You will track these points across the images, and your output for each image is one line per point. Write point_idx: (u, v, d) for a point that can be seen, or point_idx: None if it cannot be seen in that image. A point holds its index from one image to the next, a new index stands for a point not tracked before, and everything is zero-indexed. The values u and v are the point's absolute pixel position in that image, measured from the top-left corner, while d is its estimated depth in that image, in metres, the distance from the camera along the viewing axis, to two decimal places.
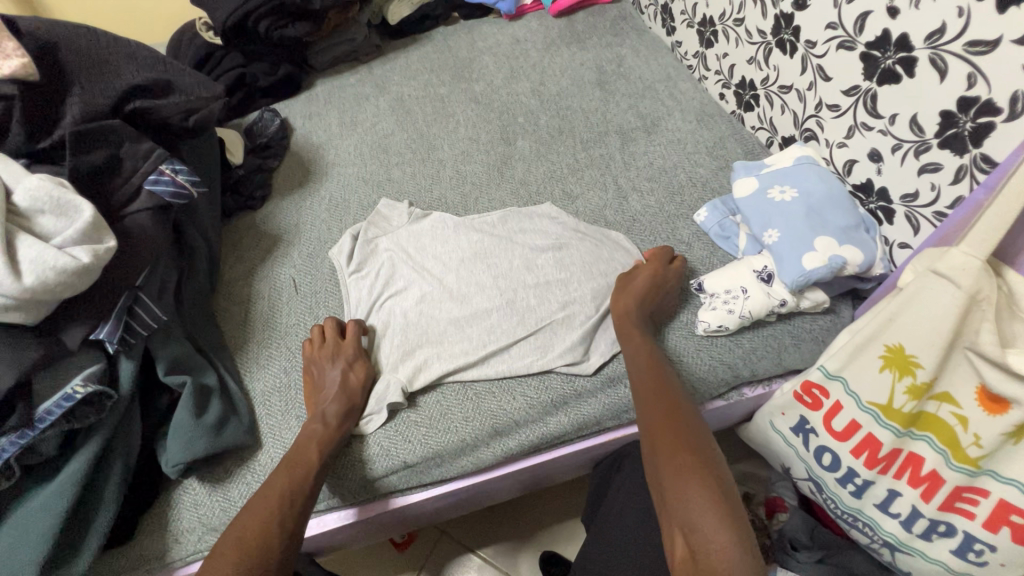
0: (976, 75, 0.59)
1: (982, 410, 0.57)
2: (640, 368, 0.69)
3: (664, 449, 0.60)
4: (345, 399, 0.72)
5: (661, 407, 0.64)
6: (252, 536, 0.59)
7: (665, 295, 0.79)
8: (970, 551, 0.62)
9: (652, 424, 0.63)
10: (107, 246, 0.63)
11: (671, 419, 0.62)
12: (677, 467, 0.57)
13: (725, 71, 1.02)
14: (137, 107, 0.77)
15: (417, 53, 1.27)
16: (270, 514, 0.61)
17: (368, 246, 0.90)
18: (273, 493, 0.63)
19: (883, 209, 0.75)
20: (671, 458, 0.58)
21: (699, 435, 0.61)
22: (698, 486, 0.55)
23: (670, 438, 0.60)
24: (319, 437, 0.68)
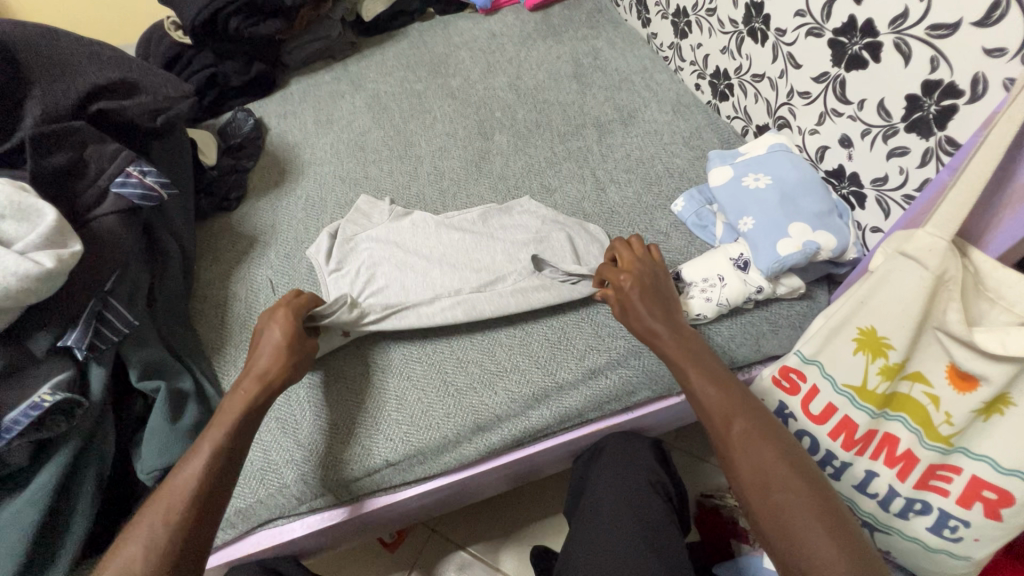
0: (938, 58, 0.59)
1: (952, 388, 0.58)
2: (705, 381, 0.62)
3: (760, 473, 0.55)
4: (263, 363, 0.67)
5: (746, 431, 0.57)
6: (176, 481, 0.57)
7: (671, 287, 0.73)
8: (945, 528, 0.63)
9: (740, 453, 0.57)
10: (71, 251, 0.61)
11: (761, 445, 0.56)
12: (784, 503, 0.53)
13: (700, 61, 1.02)
14: (103, 108, 0.76)
15: (392, 49, 1.25)
16: (198, 456, 0.59)
17: (346, 245, 0.88)
18: (206, 436, 0.60)
19: (855, 194, 0.76)
20: (776, 496, 0.53)
21: (790, 460, 0.56)
22: (818, 533, 0.50)
23: (766, 473, 0.55)
24: (247, 380, 0.66)
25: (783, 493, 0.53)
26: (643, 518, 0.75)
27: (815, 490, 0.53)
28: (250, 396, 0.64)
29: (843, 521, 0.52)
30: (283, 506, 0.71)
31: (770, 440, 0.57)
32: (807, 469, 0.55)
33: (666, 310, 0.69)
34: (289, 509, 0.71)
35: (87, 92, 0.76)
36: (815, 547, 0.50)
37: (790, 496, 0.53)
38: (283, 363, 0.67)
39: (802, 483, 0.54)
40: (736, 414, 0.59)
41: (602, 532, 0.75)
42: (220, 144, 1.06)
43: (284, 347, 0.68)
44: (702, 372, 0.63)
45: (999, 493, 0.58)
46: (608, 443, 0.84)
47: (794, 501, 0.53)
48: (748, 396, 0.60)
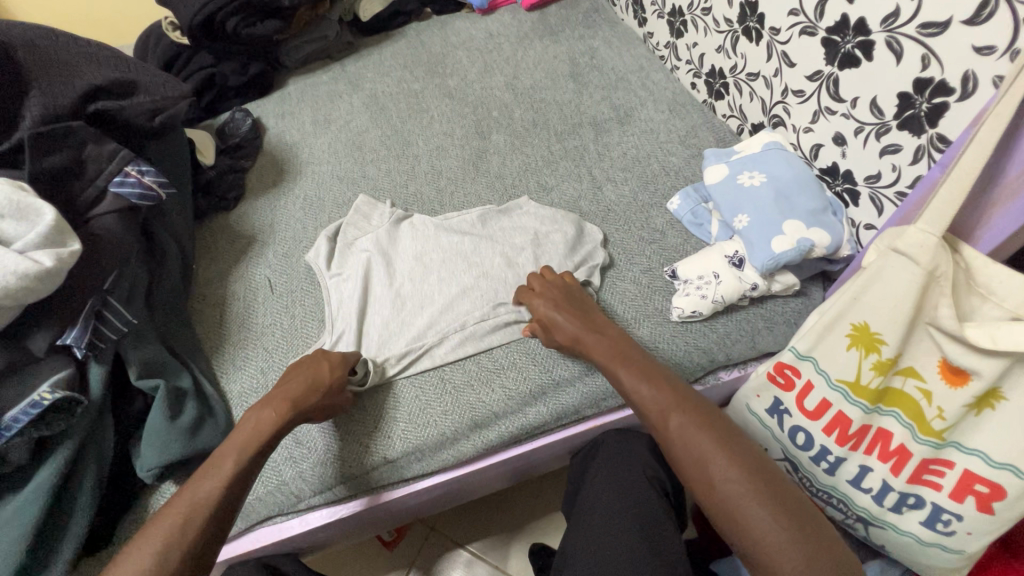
0: (929, 56, 0.60)
1: (944, 382, 0.58)
2: (637, 379, 0.64)
3: (703, 465, 0.56)
4: (305, 391, 0.68)
5: (682, 424, 0.59)
6: (193, 496, 0.57)
7: (583, 297, 0.77)
8: (938, 522, 0.64)
9: (680, 447, 0.58)
10: (70, 250, 0.62)
11: (698, 436, 0.57)
12: (729, 489, 0.54)
13: (696, 60, 1.03)
14: (101, 108, 0.77)
15: (390, 49, 1.26)
16: (210, 480, 0.59)
17: (346, 249, 0.89)
18: (227, 454, 0.62)
19: (849, 192, 0.76)
20: (717, 484, 0.54)
21: (729, 445, 0.57)
22: (763, 513, 0.52)
23: (707, 464, 0.56)
24: (281, 401, 0.66)
25: (723, 479, 0.54)
26: (639, 514, 0.75)
27: (756, 471, 0.55)
28: (281, 418, 0.65)
29: (782, 497, 0.53)
30: (282, 503, 0.72)
31: (706, 427, 0.58)
32: (746, 452, 0.57)
33: (584, 320, 0.72)
34: (288, 507, 0.72)
35: (85, 92, 0.76)
36: (762, 528, 0.51)
37: (732, 482, 0.54)
38: (322, 397, 0.68)
39: (741, 466, 0.55)
40: (671, 408, 0.60)
41: (599, 529, 0.75)
42: (219, 144, 1.07)
43: (330, 385, 0.69)
44: (632, 371, 0.65)
45: (991, 487, 0.58)
46: (605, 440, 0.85)
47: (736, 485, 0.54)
48: (679, 389, 0.62)
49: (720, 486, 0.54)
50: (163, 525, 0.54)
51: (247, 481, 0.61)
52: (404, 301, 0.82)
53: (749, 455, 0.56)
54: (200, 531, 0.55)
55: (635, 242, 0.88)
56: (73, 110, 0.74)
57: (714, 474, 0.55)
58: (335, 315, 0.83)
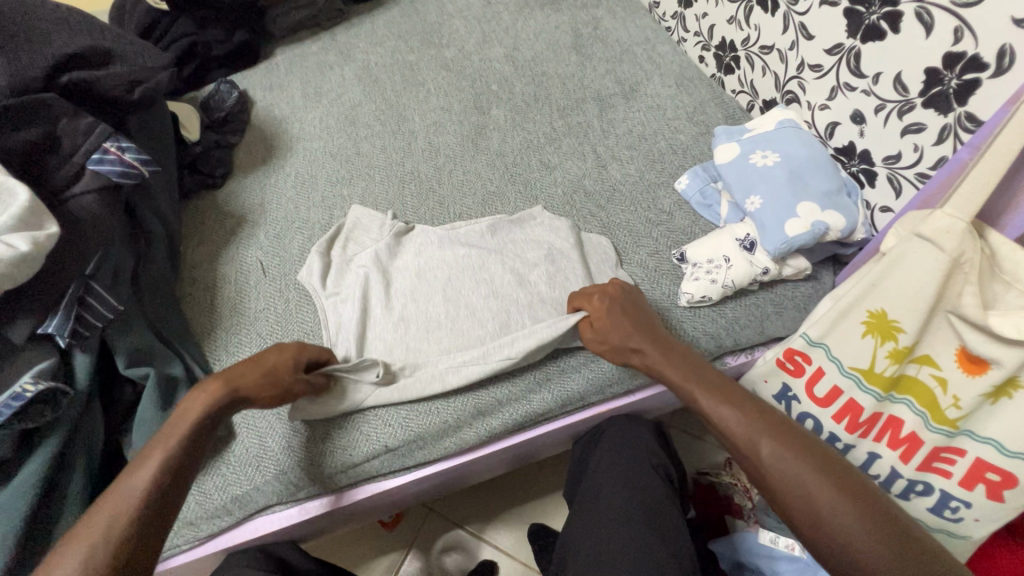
0: (963, 29, 0.56)
1: (961, 371, 0.57)
2: (712, 400, 0.60)
3: (810, 502, 0.52)
4: (243, 367, 0.63)
5: (770, 451, 0.55)
6: (118, 498, 0.54)
7: (644, 305, 0.70)
8: (946, 508, 0.63)
9: (773, 473, 0.54)
10: (47, 232, 0.58)
11: (785, 459, 0.54)
12: (843, 529, 0.50)
13: (705, 32, 0.99)
14: (75, 79, 0.71)
15: (383, 17, 1.19)
16: (141, 470, 0.55)
17: (343, 265, 0.82)
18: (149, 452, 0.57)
19: (865, 172, 0.73)
20: (819, 511, 0.51)
21: (831, 475, 0.53)
22: (877, 550, 0.49)
23: (805, 495, 0.52)
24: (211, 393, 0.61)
25: (835, 517, 0.51)
26: (645, 499, 0.75)
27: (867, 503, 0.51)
28: (213, 401, 0.61)
29: (891, 520, 0.50)
30: (280, 492, 0.70)
31: (795, 449, 0.55)
32: (853, 477, 0.53)
33: (643, 325, 0.67)
34: (287, 496, 0.70)
35: (57, 61, 0.70)
36: (863, 553, 0.49)
37: (846, 519, 0.50)
38: (263, 377, 0.63)
39: (853, 500, 0.51)
40: (760, 436, 0.56)
41: (603, 517, 0.75)
42: (203, 118, 1.01)
43: (282, 368, 0.65)
44: (707, 390, 0.61)
45: (1003, 475, 0.58)
46: (609, 426, 0.84)
47: (837, 512, 0.51)
48: (767, 412, 0.58)
49: (835, 527, 0.50)
50: (83, 531, 0.52)
51: (182, 474, 0.57)
52: (409, 326, 0.76)
53: (856, 487, 0.52)
54: (119, 531, 0.52)
55: (641, 223, 0.85)
56: (44, 80, 0.69)
57: (821, 514, 0.51)
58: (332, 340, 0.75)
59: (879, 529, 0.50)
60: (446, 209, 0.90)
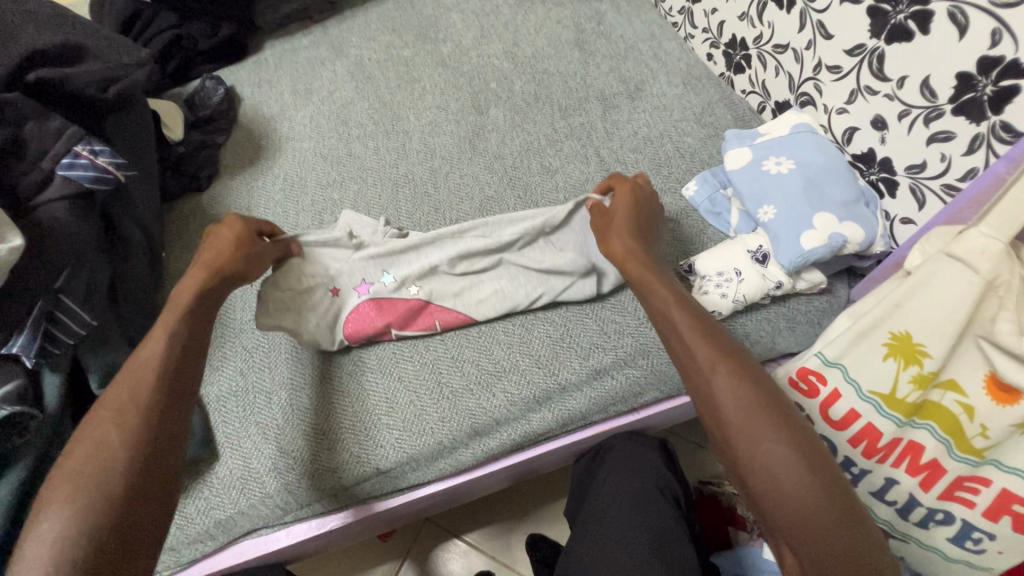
0: (1001, 32, 0.52)
1: (991, 399, 0.53)
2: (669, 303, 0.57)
3: (731, 407, 0.49)
4: (212, 256, 0.63)
5: (728, 378, 0.50)
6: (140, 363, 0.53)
7: (650, 214, 0.70)
8: (968, 540, 0.60)
9: (723, 399, 0.49)
10: (10, 247, 0.53)
11: (742, 389, 0.49)
12: (756, 436, 0.47)
13: (714, 28, 0.94)
14: (43, 77, 0.66)
15: (376, 10, 1.14)
16: (155, 337, 0.55)
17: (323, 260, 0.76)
18: (111, 397, 0.51)
19: (885, 181, 0.69)
20: (756, 442, 0.47)
21: (762, 389, 0.50)
22: (786, 464, 0.46)
23: (749, 423, 0.48)
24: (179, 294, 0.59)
25: (752, 428, 0.48)
26: (649, 522, 0.72)
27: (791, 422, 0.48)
28: (202, 284, 0.60)
29: (820, 456, 0.47)
30: (267, 516, 0.66)
31: (754, 383, 0.50)
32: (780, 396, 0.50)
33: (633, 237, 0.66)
34: (274, 519, 0.67)
35: (24, 58, 0.66)
36: (789, 490, 0.45)
37: (767, 432, 0.47)
38: (236, 251, 0.64)
39: (777, 417, 0.48)
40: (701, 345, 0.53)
41: (606, 541, 0.71)
42: (188, 116, 0.97)
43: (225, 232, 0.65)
44: (682, 310, 0.56)
45: None
46: (612, 443, 0.80)
47: (776, 447, 0.46)
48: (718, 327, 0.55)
49: (748, 435, 0.48)
50: (115, 396, 0.51)
51: (197, 343, 0.57)
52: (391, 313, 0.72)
53: (785, 408, 0.49)
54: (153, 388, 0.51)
55: None
56: (9, 78, 0.64)
57: (739, 419, 0.49)
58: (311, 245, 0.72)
59: (797, 446, 0.47)
60: (442, 214, 0.85)
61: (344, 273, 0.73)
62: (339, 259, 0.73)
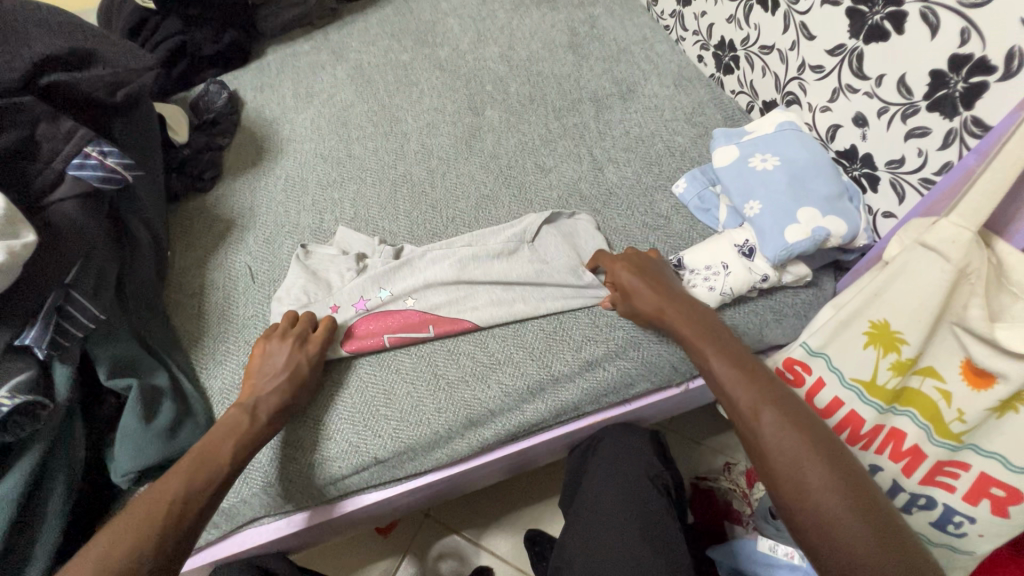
0: (970, 30, 0.55)
1: (966, 384, 0.55)
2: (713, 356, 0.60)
3: (788, 466, 0.50)
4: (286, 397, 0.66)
5: (775, 428, 0.52)
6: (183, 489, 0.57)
7: (671, 276, 0.73)
8: (949, 523, 0.61)
9: (769, 444, 0.52)
10: (24, 242, 0.56)
11: (786, 433, 0.51)
12: (819, 497, 0.48)
13: (703, 31, 0.97)
14: (55, 82, 0.69)
15: (376, 16, 1.17)
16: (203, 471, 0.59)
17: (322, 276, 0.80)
18: (145, 512, 0.54)
19: (867, 176, 0.72)
20: (809, 488, 0.48)
21: (820, 446, 0.50)
22: (854, 528, 0.46)
23: (797, 468, 0.49)
24: (230, 428, 0.63)
25: (817, 487, 0.48)
26: (641, 510, 0.73)
27: (852, 482, 0.48)
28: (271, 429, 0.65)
29: (885, 518, 0.46)
30: (267, 505, 0.68)
31: (802, 430, 0.51)
32: (839, 451, 0.50)
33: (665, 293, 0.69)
34: (275, 508, 0.69)
35: (35, 62, 0.68)
36: (854, 546, 0.45)
37: (829, 492, 0.47)
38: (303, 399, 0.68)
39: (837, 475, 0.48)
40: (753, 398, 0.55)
41: (599, 530, 0.73)
42: (193, 120, 1.00)
43: (288, 343, 0.69)
44: (725, 359, 0.60)
45: (1008, 491, 0.56)
46: (605, 435, 0.82)
47: (833, 498, 0.47)
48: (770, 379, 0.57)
49: (811, 498, 0.48)
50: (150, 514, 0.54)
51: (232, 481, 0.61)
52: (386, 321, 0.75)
53: (845, 464, 0.49)
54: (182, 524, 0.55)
55: (637, 228, 0.83)
56: (22, 82, 0.67)
57: (800, 479, 0.49)
58: (316, 261, 0.81)
59: (863, 509, 0.46)
60: (438, 212, 0.88)
61: (340, 291, 0.78)
62: (345, 274, 0.79)
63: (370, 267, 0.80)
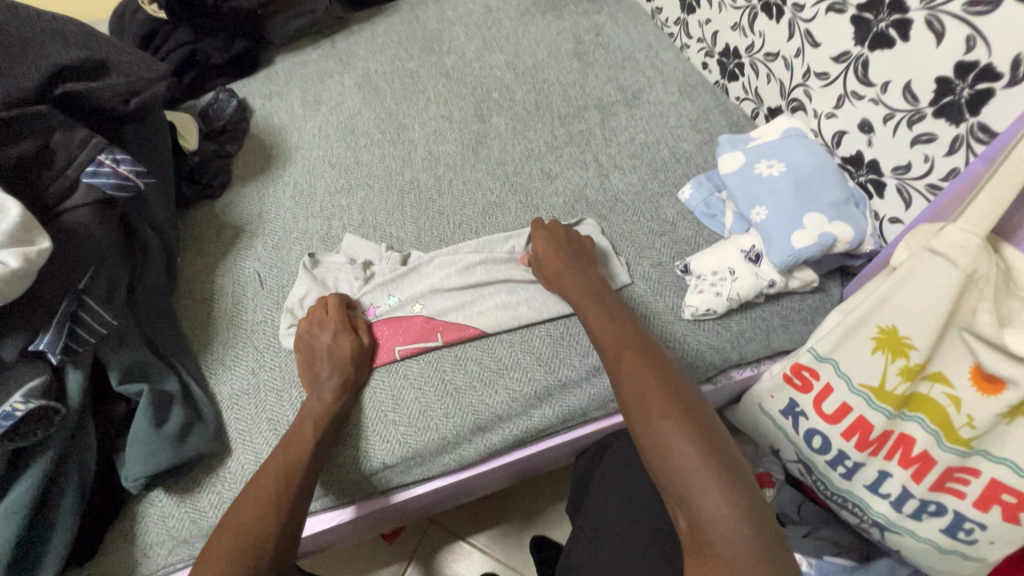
0: (975, 38, 0.55)
1: (976, 390, 0.55)
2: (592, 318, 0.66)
3: (638, 399, 0.55)
4: (339, 373, 0.70)
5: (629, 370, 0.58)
6: (285, 464, 0.62)
7: (582, 245, 0.77)
8: (960, 530, 0.61)
9: (626, 385, 0.57)
10: (40, 248, 0.57)
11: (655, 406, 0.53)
12: (657, 421, 0.52)
13: (708, 38, 0.97)
14: (70, 91, 0.70)
15: (383, 24, 1.19)
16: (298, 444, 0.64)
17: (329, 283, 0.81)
18: (258, 491, 0.60)
19: (873, 182, 0.72)
20: (672, 454, 0.50)
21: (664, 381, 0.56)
22: (681, 442, 0.50)
23: (663, 437, 0.51)
24: (305, 412, 0.67)
25: (656, 413, 0.53)
26: (649, 516, 0.73)
27: (688, 409, 0.53)
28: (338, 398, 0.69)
29: (712, 436, 0.51)
30: None
31: (652, 370, 0.57)
32: (682, 386, 0.56)
33: (571, 263, 0.74)
34: None
35: (51, 72, 0.70)
36: (682, 458, 0.49)
37: (664, 416, 0.52)
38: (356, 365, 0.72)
39: (675, 402, 0.53)
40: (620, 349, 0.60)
41: (606, 536, 0.73)
42: (202, 127, 1.01)
43: (318, 325, 0.74)
44: (602, 318, 0.66)
45: (1019, 497, 0.56)
46: (612, 440, 0.82)
47: (670, 420, 0.52)
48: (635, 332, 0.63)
49: (652, 426, 0.52)
50: (262, 492, 0.59)
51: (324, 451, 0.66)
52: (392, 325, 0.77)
53: (682, 395, 0.55)
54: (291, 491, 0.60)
55: (643, 233, 0.83)
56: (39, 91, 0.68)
57: (645, 409, 0.54)
58: (323, 270, 0.82)
59: (693, 428, 0.51)
60: (445, 219, 0.88)
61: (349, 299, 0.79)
62: (353, 283, 0.80)
63: (376, 276, 0.81)
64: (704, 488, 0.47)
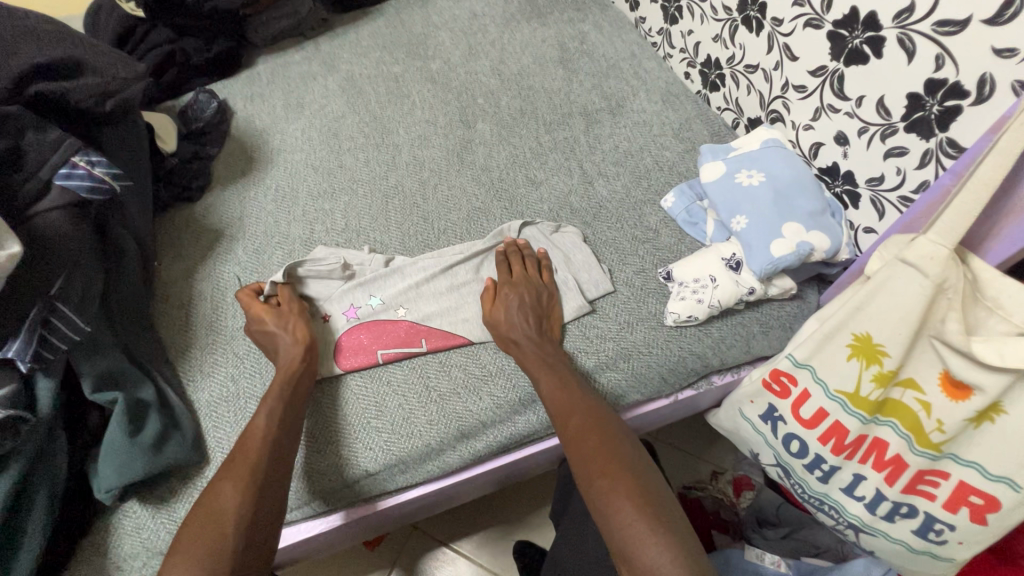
0: (943, 56, 0.57)
1: (945, 395, 0.57)
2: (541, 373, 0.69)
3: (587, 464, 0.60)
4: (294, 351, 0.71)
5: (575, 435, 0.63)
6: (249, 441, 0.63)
7: (547, 299, 0.77)
8: (930, 531, 0.63)
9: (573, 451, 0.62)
10: (11, 254, 0.55)
11: (602, 478, 0.59)
12: (603, 484, 0.58)
13: (690, 49, 0.99)
14: (42, 91, 0.68)
15: (367, 27, 1.18)
16: (263, 414, 0.65)
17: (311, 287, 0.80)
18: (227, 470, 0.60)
19: (848, 193, 0.74)
20: (619, 520, 0.55)
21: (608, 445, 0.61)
22: (626, 502, 0.56)
23: (609, 507, 0.56)
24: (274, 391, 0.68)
25: (601, 477, 0.59)
26: None
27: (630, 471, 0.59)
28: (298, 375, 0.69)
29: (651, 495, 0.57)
30: None
31: (597, 433, 0.62)
32: (623, 450, 0.61)
33: (531, 313, 0.74)
34: None
35: (24, 72, 0.68)
36: (626, 518, 0.55)
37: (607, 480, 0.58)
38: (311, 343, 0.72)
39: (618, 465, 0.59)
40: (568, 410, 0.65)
41: (590, 542, 0.73)
42: (181, 128, 0.99)
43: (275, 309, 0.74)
44: (551, 375, 0.69)
45: (986, 499, 0.58)
46: None
47: (615, 483, 0.58)
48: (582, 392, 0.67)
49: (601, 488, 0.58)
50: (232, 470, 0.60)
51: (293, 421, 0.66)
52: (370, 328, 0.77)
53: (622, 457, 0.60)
54: (258, 463, 0.61)
55: (627, 240, 0.84)
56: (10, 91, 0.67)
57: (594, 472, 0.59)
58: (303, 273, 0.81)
59: (632, 488, 0.57)
60: (431, 224, 0.88)
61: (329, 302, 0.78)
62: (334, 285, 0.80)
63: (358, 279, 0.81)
64: (646, 541, 0.53)
